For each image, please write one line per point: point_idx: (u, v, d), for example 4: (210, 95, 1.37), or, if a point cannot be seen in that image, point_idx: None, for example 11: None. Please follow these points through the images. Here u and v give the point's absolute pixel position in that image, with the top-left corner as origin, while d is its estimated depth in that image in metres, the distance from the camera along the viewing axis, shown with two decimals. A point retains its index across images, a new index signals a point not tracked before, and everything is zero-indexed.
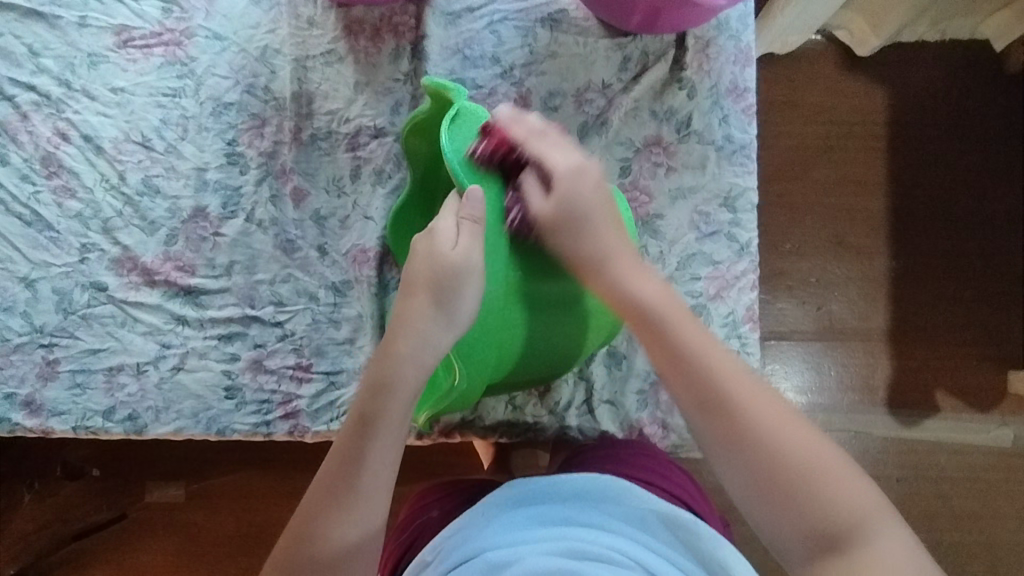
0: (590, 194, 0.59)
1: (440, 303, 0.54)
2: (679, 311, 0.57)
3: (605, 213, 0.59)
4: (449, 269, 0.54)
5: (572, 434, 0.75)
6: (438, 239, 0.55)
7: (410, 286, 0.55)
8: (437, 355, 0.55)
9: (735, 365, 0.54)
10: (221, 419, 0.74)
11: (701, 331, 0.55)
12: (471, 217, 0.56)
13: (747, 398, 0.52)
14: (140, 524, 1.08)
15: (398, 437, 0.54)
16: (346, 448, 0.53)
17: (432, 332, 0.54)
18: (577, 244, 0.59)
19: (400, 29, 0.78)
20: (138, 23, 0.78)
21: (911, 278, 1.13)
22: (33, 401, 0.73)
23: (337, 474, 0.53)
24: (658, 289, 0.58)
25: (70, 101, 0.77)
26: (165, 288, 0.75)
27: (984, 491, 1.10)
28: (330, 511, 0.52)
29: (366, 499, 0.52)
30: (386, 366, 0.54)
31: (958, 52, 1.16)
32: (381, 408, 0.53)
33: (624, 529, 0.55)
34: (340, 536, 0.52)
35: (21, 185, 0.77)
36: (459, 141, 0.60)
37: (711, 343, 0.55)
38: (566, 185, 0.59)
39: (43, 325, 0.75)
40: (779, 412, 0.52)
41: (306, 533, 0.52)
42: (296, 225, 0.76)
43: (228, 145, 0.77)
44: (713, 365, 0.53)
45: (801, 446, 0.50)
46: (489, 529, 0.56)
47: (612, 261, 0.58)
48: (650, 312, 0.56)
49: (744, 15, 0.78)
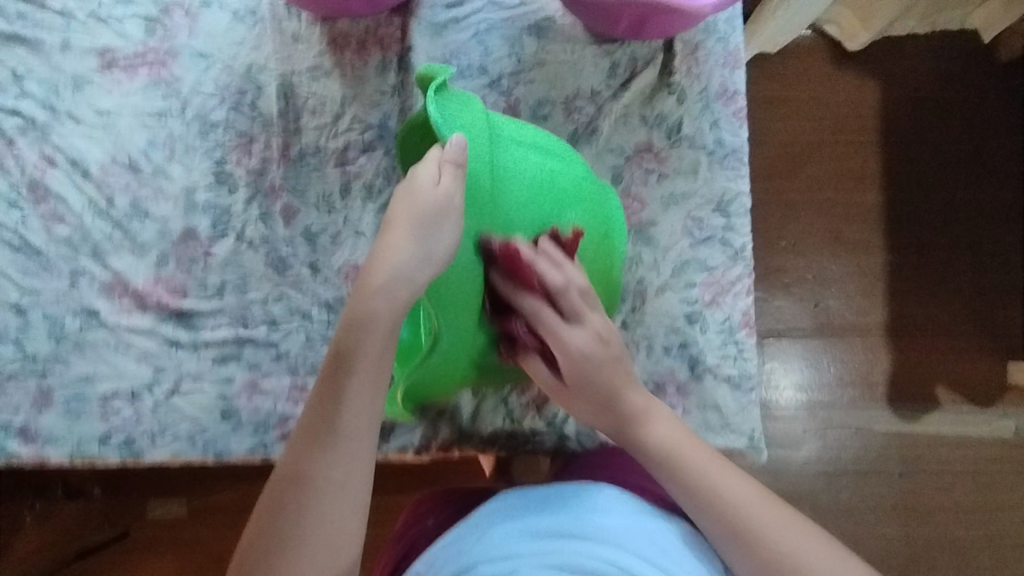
0: (597, 362, 0.59)
1: (417, 235, 0.52)
2: (695, 447, 0.59)
3: (615, 368, 0.60)
4: (429, 206, 0.52)
5: (570, 444, 0.74)
6: (417, 180, 0.52)
7: (389, 223, 0.53)
8: (412, 292, 0.52)
9: (758, 498, 0.56)
10: (218, 441, 0.73)
11: (716, 466, 0.58)
12: (453, 162, 0.52)
13: (770, 532, 0.54)
14: (143, 541, 1.08)
15: (377, 375, 0.53)
16: (325, 386, 0.52)
17: (406, 265, 0.52)
18: (600, 398, 0.60)
19: (385, 41, 0.77)
20: (122, 43, 0.77)
21: (907, 272, 1.13)
22: (27, 430, 0.73)
23: (318, 416, 0.52)
24: (673, 431, 0.60)
25: (56, 124, 0.77)
26: (157, 311, 0.75)
27: (988, 483, 1.10)
28: (312, 450, 0.51)
29: (347, 436, 0.52)
30: (360, 303, 0.52)
31: (948, 42, 1.16)
32: (357, 344, 0.52)
33: (622, 539, 0.54)
34: (324, 475, 0.51)
35: (9, 211, 0.76)
36: (449, 105, 0.56)
37: (729, 478, 0.57)
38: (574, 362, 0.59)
39: (36, 352, 0.74)
40: (800, 538, 0.54)
41: (292, 478, 0.51)
42: (287, 243, 0.76)
43: (216, 164, 0.76)
44: (732, 509, 0.55)
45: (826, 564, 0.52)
46: (483, 541, 0.54)
47: (632, 409, 0.61)
48: (669, 458, 0.59)
49: (731, 18, 0.77)
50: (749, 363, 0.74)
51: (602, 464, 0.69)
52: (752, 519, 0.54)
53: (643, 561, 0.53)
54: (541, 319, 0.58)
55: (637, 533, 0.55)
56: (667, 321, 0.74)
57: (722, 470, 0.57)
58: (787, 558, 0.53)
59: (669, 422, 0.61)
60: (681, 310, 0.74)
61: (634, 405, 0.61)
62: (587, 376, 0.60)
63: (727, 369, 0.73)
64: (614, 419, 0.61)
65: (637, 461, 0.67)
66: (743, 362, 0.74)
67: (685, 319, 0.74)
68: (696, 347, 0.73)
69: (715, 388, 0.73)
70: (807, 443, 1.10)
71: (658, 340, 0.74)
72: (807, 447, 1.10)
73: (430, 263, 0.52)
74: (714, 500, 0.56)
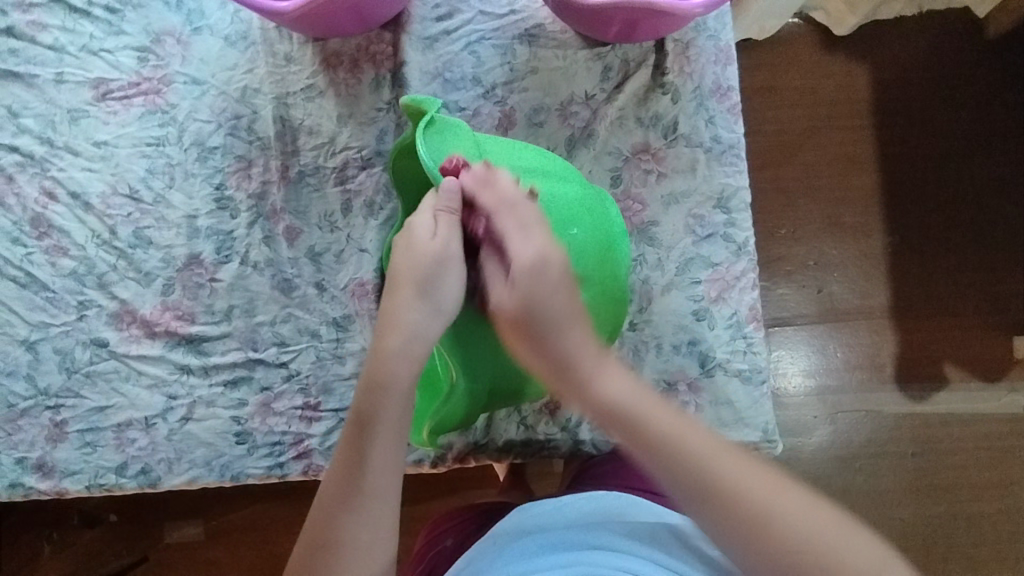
0: (549, 284, 0.51)
1: (424, 294, 0.54)
2: (662, 410, 0.49)
3: (566, 299, 0.51)
4: (433, 260, 0.54)
5: (585, 448, 0.74)
6: (416, 234, 0.55)
7: (394, 282, 0.54)
8: (427, 346, 0.54)
9: (732, 465, 0.46)
10: (234, 465, 0.73)
11: (676, 424, 0.48)
12: (448, 209, 0.55)
13: (760, 510, 0.44)
14: (161, 565, 1.08)
15: (399, 433, 0.53)
16: (348, 449, 0.52)
17: (420, 322, 0.53)
18: (546, 342, 0.51)
19: (378, 58, 0.77)
20: (115, 74, 0.78)
21: (909, 253, 1.13)
22: (44, 464, 0.73)
23: (342, 481, 0.52)
24: (634, 394, 0.50)
25: (54, 158, 0.77)
26: (166, 339, 0.75)
27: (1001, 458, 1.10)
28: (338, 514, 0.51)
29: (373, 497, 0.52)
30: (379, 364, 0.53)
31: (938, 21, 1.16)
32: (379, 407, 0.52)
33: (628, 545, 0.54)
34: (351, 540, 0.51)
35: (13, 248, 0.76)
36: (436, 151, 0.60)
37: (709, 444, 0.47)
38: (515, 281, 0.51)
39: (48, 387, 0.74)
40: (799, 508, 0.44)
41: (321, 546, 0.51)
42: (292, 264, 0.76)
43: (217, 189, 0.77)
44: (721, 479, 0.45)
45: (831, 540, 0.43)
46: (502, 556, 0.55)
47: (576, 355, 0.51)
48: (625, 418, 0.49)
49: (720, 14, 0.78)
50: (758, 356, 0.74)
51: (611, 470, 0.69)
52: (751, 502, 0.44)
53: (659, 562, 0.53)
54: (500, 215, 0.54)
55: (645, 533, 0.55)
56: (675, 320, 0.74)
57: (698, 437, 0.47)
58: (779, 534, 0.44)
59: (624, 382, 0.51)
60: (688, 307, 0.74)
61: (578, 354, 0.51)
62: (521, 330, 0.51)
63: (737, 364, 0.73)
64: (557, 369, 0.51)
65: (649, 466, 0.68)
66: (752, 356, 0.74)
67: (692, 316, 0.74)
68: (705, 344, 0.74)
69: (726, 384, 0.73)
70: (818, 429, 1.10)
71: (666, 340, 0.74)
72: (820, 432, 1.10)
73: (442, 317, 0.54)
74: (677, 462, 0.46)
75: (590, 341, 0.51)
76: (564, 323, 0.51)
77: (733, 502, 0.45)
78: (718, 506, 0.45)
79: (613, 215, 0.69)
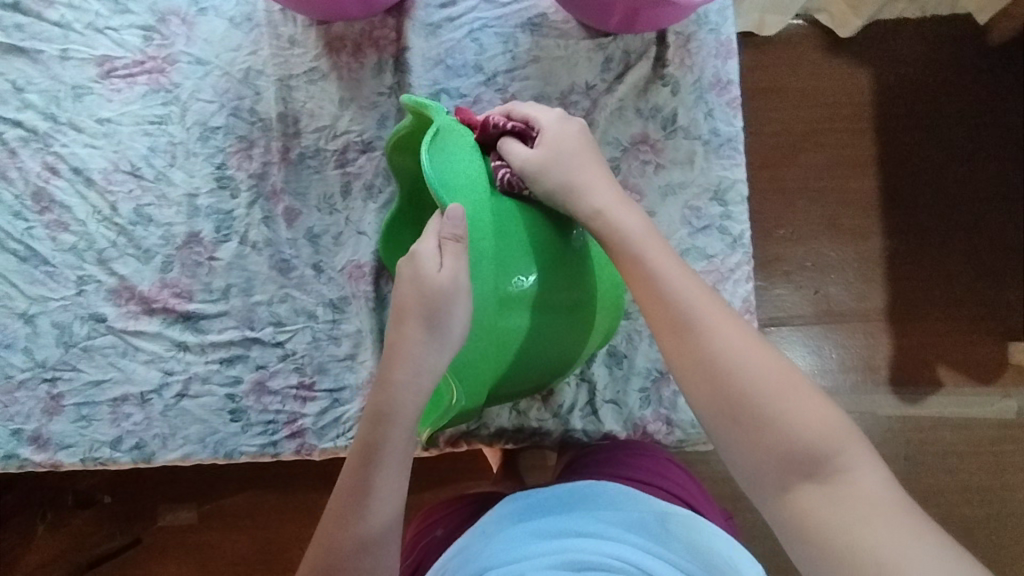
0: (572, 143, 0.62)
1: (429, 327, 0.54)
2: (657, 242, 0.57)
3: (587, 155, 0.61)
4: (439, 294, 0.53)
5: (576, 435, 0.75)
6: (422, 266, 0.53)
7: (401, 312, 0.55)
8: (433, 379, 0.55)
9: (694, 284, 0.54)
10: (228, 442, 0.74)
11: (659, 251, 0.56)
12: (453, 237, 0.53)
13: (703, 317, 0.52)
14: (154, 547, 1.09)
15: (403, 462, 0.55)
16: (353, 477, 0.55)
17: (425, 355, 0.54)
18: (566, 180, 0.60)
19: (381, 43, 0.78)
20: (119, 52, 0.78)
21: (906, 256, 1.13)
22: (39, 436, 0.74)
23: (346, 507, 0.54)
24: (631, 224, 0.58)
25: (58, 134, 0.77)
26: (164, 315, 0.76)
27: (992, 462, 1.10)
28: (341, 541, 0.53)
29: (375, 523, 0.54)
30: (385, 397, 0.55)
31: (941, 27, 1.17)
32: (383, 438, 0.54)
33: (623, 534, 0.55)
34: (353, 565, 0.53)
35: (14, 221, 0.77)
36: (441, 164, 0.56)
37: (686, 275, 0.55)
38: (550, 140, 0.62)
39: (45, 360, 0.75)
40: (738, 331, 0.51)
41: (320, 563, 0.54)
42: (290, 245, 0.77)
43: (218, 169, 0.77)
44: (680, 294, 0.53)
45: (750, 361, 0.49)
46: (491, 546, 0.56)
47: (587, 195, 0.60)
48: (619, 239, 0.57)
49: (723, 8, 0.78)
50: None
51: (603, 458, 0.69)
52: (697, 315, 0.52)
53: (663, 563, 0.53)
54: (520, 113, 0.65)
55: (643, 531, 0.56)
56: None
57: (679, 265, 0.55)
58: (707, 335, 0.51)
59: (632, 215, 0.58)
60: None
61: (591, 190, 0.60)
62: (556, 166, 0.60)
63: None
64: (567, 201, 0.60)
65: (639, 454, 0.69)
66: None
67: None
68: None
69: None
70: None
71: None
72: None
73: (446, 349, 0.55)
74: (650, 271, 0.55)
75: (603, 188, 0.60)
76: (586, 171, 0.61)
77: (684, 308, 0.52)
78: (674, 309, 0.52)
79: None
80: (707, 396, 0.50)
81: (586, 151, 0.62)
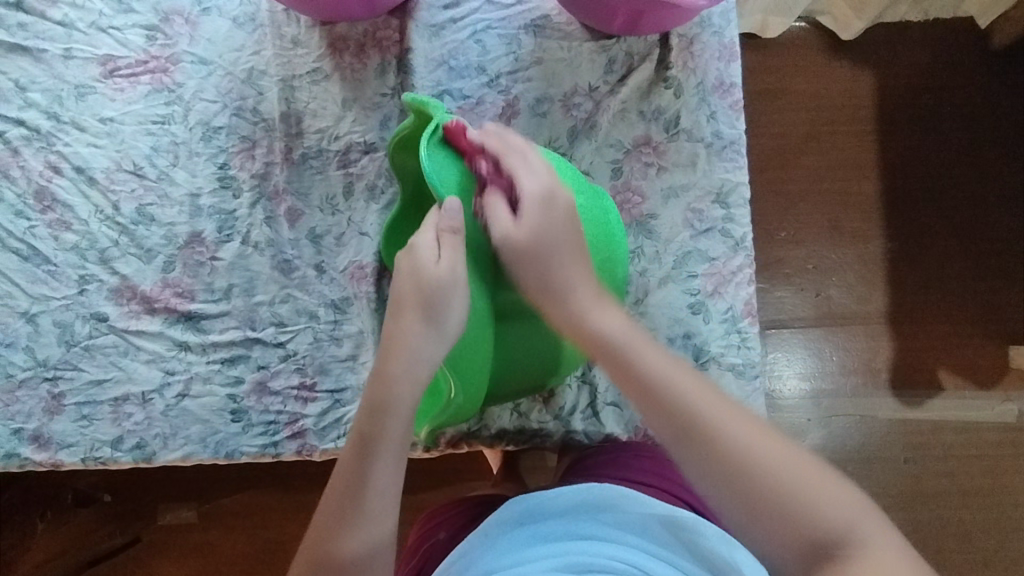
0: (550, 219, 0.57)
1: (427, 316, 0.54)
2: (643, 341, 0.55)
3: (566, 231, 0.57)
4: (436, 284, 0.54)
5: (577, 437, 0.75)
6: (420, 257, 0.54)
7: (399, 303, 0.55)
8: (431, 368, 0.55)
9: (690, 382, 0.53)
10: (229, 443, 0.74)
11: (648, 351, 0.55)
12: (450, 229, 0.55)
13: (709, 420, 0.51)
14: (154, 546, 1.09)
15: (400, 453, 0.55)
16: (349, 468, 0.54)
17: (423, 345, 0.54)
18: (545, 273, 0.56)
19: (384, 43, 0.78)
20: (123, 52, 0.78)
21: (907, 259, 1.13)
22: (41, 435, 0.74)
23: (343, 499, 0.53)
24: (617, 323, 0.56)
25: (60, 133, 0.77)
26: (165, 315, 0.76)
27: (993, 466, 1.10)
28: (338, 532, 0.53)
29: (373, 514, 0.53)
30: (382, 387, 0.55)
31: (943, 31, 1.17)
32: (380, 428, 0.54)
33: (624, 536, 0.55)
34: (350, 557, 0.53)
35: (16, 220, 0.77)
36: (440, 161, 0.58)
37: (680, 372, 0.53)
38: (533, 210, 0.56)
39: (46, 359, 0.75)
40: (744, 427, 0.50)
41: (317, 556, 0.53)
42: (292, 245, 0.77)
43: (220, 168, 0.77)
44: (681, 398, 0.52)
45: (765, 460, 0.49)
46: (492, 551, 0.56)
47: (571, 288, 0.57)
48: (609, 344, 0.55)
49: (726, 11, 0.78)
50: (752, 351, 0.74)
51: (604, 461, 0.69)
52: (701, 418, 0.51)
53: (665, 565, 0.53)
54: (506, 156, 0.58)
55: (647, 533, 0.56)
56: (670, 313, 0.75)
57: (670, 362, 0.54)
58: (719, 439, 0.50)
59: (614, 315, 0.57)
60: (685, 300, 0.75)
61: (574, 281, 0.57)
62: (537, 253, 0.56)
63: (730, 358, 0.74)
64: (549, 299, 0.57)
65: (642, 457, 0.68)
66: (746, 351, 0.74)
67: (688, 310, 0.75)
68: (700, 337, 0.74)
69: (719, 377, 0.74)
70: (812, 431, 1.10)
71: (661, 332, 0.75)
72: (813, 435, 1.10)
73: (443, 339, 0.55)
74: (645, 380, 0.53)
75: (582, 276, 0.57)
76: (566, 252, 0.57)
77: (687, 413, 0.51)
78: (678, 419, 0.51)
79: (613, 217, 0.69)
80: (730, 503, 0.49)
81: (569, 220, 0.57)
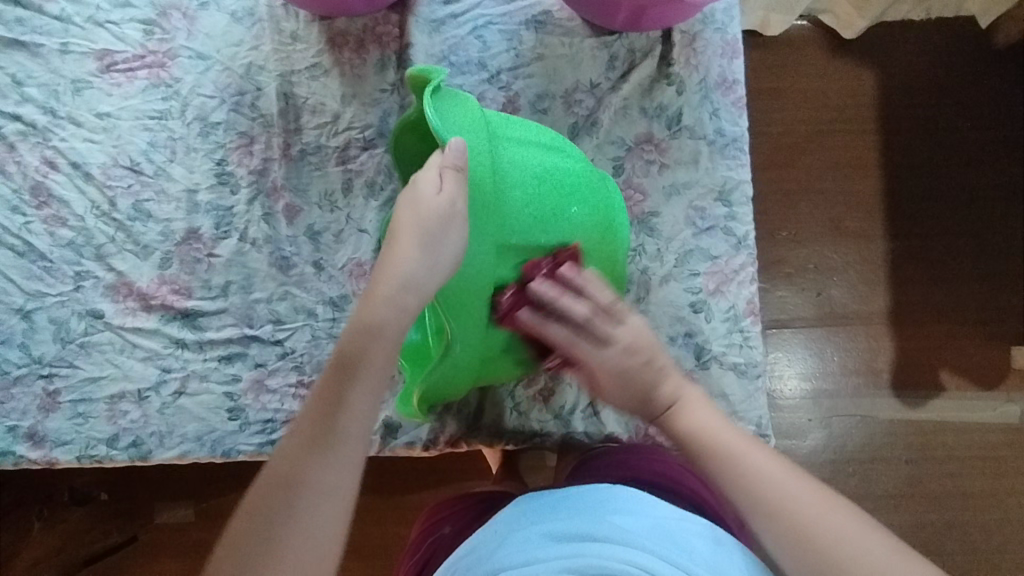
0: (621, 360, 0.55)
1: (422, 245, 0.52)
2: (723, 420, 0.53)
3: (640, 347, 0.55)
4: (434, 213, 0.52)
5: (577, 436, 0.74)
6: (420, 189, 0.52)
7: (393, 235, 0.53)
8: (420, 300, 0.52)
9: (769, 460, 0.50)
10: (225, 441, 0.73)
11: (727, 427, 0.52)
12: (453, 165, 0.53)
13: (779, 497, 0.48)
14: (150, 545, 1.08)
15: (380, 380, 0.51)
16: (326, 389, 0.50)
17: (416, 275, 0.52)
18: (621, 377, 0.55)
19: (383, 39, 0.77)
20: (120, 46, 0.77)
21: (909, 259, 1.13)
22: (35, 433, 0.73)
23: (317, 417, 0.49)
24: (697, 409, 0.54)
25: (57, 128, 0.77)
26: (162, 312, 0.75)
27: (995, 467, 1.09)
28: (308, 453, 0.48)
29: (347, 436, 0.49)
30: (368, 311, 0.52)
31: (946, 29, 1.16)
32: (365, 351, 0.51)
33: (634, 528, 0.54)
34: (318, 479, 0.48)
35: (12, 216, 0.76)
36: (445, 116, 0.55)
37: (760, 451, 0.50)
38: (610, 395, 0.57)
39: (42, 356, 0.74)
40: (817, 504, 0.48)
41: (280, 477, 0.48)
42: (290, 242, 0.76)
43: (218, 164, 0.76)
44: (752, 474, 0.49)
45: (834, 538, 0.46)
46: (503, 546, 0.55)
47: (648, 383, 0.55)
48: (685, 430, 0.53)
49: (728, 8, 0.78)
50: (754, 351, 0.74)
51: (608, 462, 0.68)
52: (774, 496, 0.48)
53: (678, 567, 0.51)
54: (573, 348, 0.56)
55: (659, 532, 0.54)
56: (672, 312, 0.74)
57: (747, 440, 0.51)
58: (792, 517, 0.47)
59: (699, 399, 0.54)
60: (686, 299, 0.74)
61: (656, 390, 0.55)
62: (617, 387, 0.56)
63: (732, 357, 0.73)
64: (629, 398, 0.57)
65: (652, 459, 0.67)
66: (748, 350, 0.74)
67: (689, 308, 0.74)
68: (701, 336, 0.74)
69: (721, 376, 0.73)
70: (812, 432, 1.10)
71: (663, 330, 0.74)
72: (814, 435, 1.10)
73: (436, 271, 0.52)
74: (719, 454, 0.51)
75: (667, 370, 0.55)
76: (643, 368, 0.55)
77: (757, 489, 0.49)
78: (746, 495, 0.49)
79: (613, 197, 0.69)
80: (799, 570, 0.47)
81: (647, 354, 0.55)
